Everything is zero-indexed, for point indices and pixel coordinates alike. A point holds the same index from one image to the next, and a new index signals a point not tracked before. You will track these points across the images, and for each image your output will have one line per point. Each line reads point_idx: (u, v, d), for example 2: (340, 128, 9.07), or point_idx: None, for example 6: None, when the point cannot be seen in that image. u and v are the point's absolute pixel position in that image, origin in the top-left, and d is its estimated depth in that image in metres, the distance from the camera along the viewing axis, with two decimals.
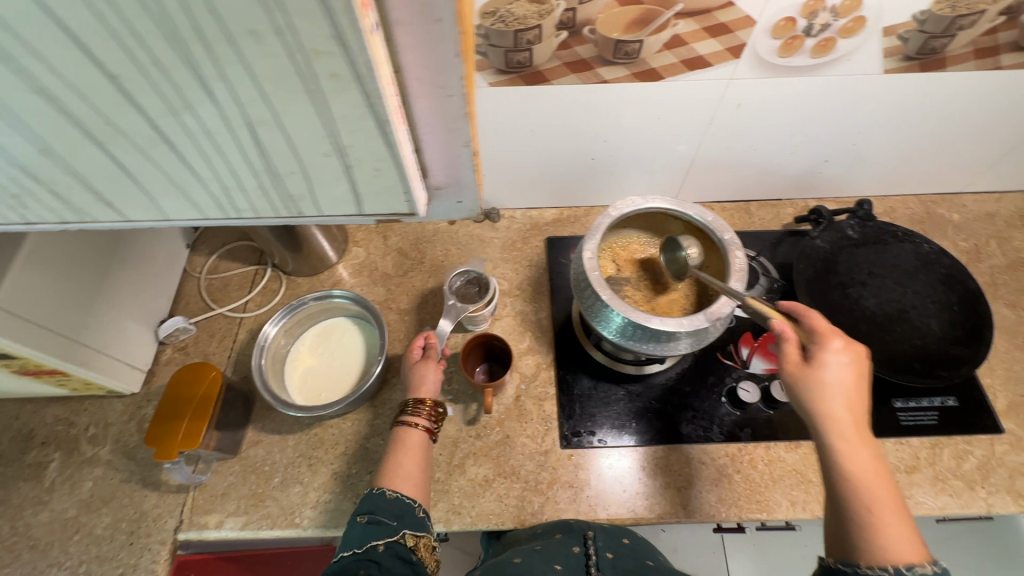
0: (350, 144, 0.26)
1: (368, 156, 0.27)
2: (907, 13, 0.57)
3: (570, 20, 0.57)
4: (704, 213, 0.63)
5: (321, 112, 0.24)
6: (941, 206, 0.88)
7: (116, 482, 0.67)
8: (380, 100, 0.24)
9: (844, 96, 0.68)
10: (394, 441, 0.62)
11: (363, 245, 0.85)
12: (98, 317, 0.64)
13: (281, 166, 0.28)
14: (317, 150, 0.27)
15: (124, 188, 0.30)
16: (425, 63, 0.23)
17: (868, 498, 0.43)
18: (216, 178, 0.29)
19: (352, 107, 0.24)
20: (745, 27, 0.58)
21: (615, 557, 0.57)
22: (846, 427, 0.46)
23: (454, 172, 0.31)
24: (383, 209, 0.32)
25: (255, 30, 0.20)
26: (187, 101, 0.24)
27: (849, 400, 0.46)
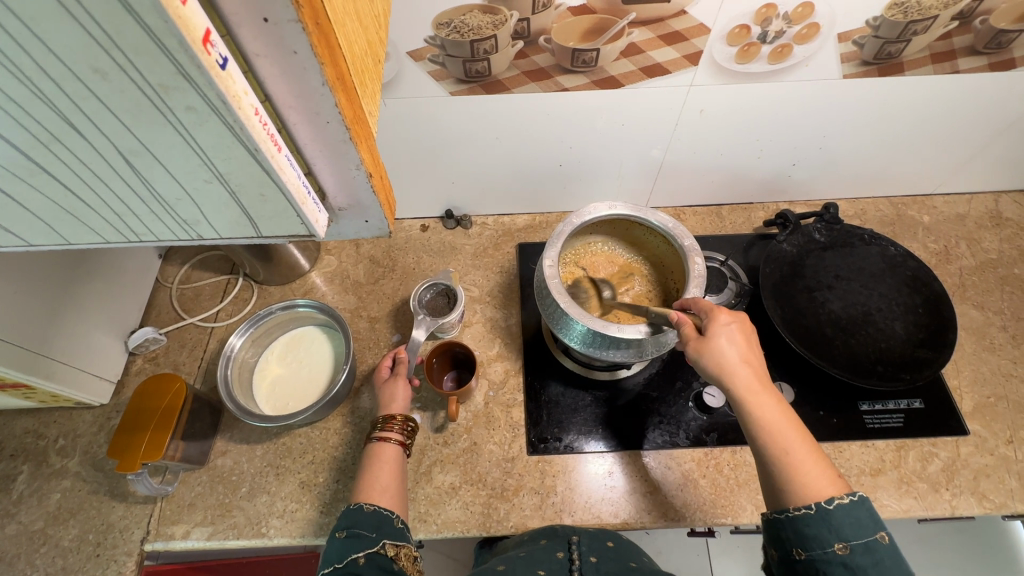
0: (228, 171, 0.26)
1: (249, 183, 0.27)
2: (860, 19, 0.57)
3: (525, 30, 0.57)
4: (664, 219, 0.63)
5: (189, 142, 0.24)
6: (911, 208, 0.88)
7: (84, 494, 0.67)
8: (245, 131, 0.24)
9: (804, 101, 0.68)
10: (367, 457, 0.63)
11: (335, 253, 0.86)
12: (63, 330, 0.65)
13: (166, 192, 0.28)
14: (197, 178, 0.27)
15: (20, 221, 0.30)
16: (293, 91, 0.24)
17: (780, 445, 0.45)
18: (106, 206, 0.29)
19: (219, 137, 0.24)
20: (700, 35, 0.58)
21: (599, 560, 0.55)
22: (750, 385, 0.48)
23: (353, 194, 0.31)
24: (282, 233, 0.32)
25: (98, 67, 0.20)
26: (54, 133, 0.24)
27: (745, 360, 0.50)
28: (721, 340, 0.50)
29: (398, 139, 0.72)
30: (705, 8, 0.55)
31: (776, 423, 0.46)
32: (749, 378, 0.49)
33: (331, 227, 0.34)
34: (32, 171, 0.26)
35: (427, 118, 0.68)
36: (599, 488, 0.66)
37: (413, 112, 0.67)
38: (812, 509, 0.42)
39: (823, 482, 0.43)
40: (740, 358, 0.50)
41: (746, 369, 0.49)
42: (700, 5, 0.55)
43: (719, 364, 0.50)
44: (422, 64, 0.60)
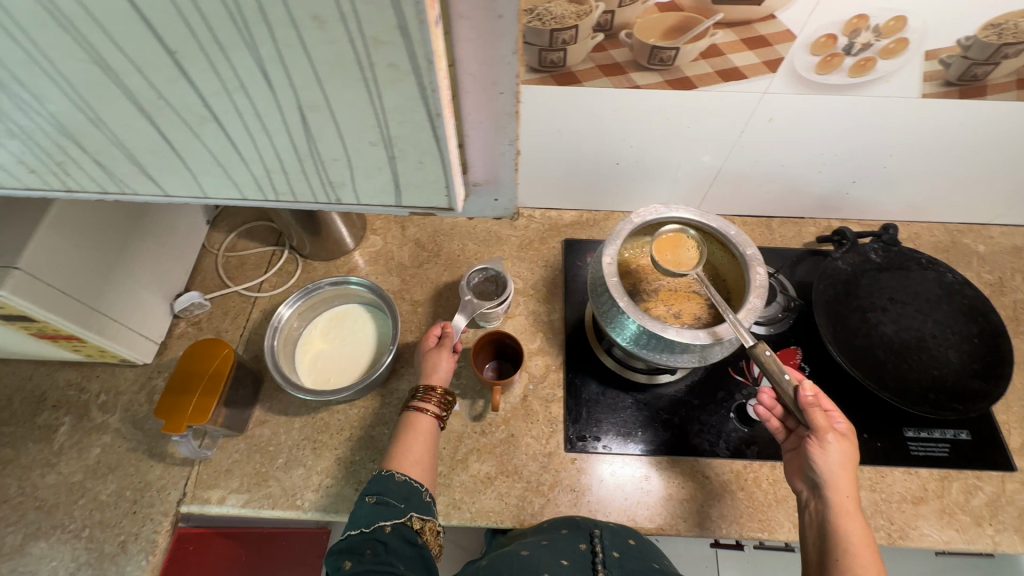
0: (398, 135, 0.27)
1: (414, 148, 0.28)
2: (951, 38, 0.56)
3: (608, 23, 0.56)
4: (726, 226, 0.63)
5: (374, 99, 0.25)
6: (967, 236, 0.87)
7: (123, 451, 0.68)
8: (433, 93, 0.25)
9: (877, 118, 0.67)
10: (403, 424, 0.63)
11: (380, 234, 0.85)
12: (116, 286, 0.65)
13: (325, 151, 0.29)
14: (363, 138, 0.28)
15: (167, 164, 0.31)
16: (480, 57, 0.25)
17: (857, 561, 0.50)
18: (259, 159, 0.30)
19: (406, 96, 0.25)
20: (783, 42, 0.57)
21: (621, 556, 0.56)
22: (846, 502, 0.54)
23: (494, 169, 0.33)
24: (421, 202, 0.33)
25: (319, 14, 0.21)
26: (242, 81, 0.24)
27: (848, 479, 0.55)
28: (833, 453, 0.56)
29: None
30: (795, 14, 0.54)
31: (854, 537, 0.52)
32: (847, 495, 0.54)
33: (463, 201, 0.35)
34: (205, 117, 0.27)
35: None
36: (635, 492, 0.66)
37: None
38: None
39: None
40: (844, 475, 0.55)
41: (848, 488, 0.54)
42: (790, 11, 0.54)
43: (823, 471, 0.55)
44: None
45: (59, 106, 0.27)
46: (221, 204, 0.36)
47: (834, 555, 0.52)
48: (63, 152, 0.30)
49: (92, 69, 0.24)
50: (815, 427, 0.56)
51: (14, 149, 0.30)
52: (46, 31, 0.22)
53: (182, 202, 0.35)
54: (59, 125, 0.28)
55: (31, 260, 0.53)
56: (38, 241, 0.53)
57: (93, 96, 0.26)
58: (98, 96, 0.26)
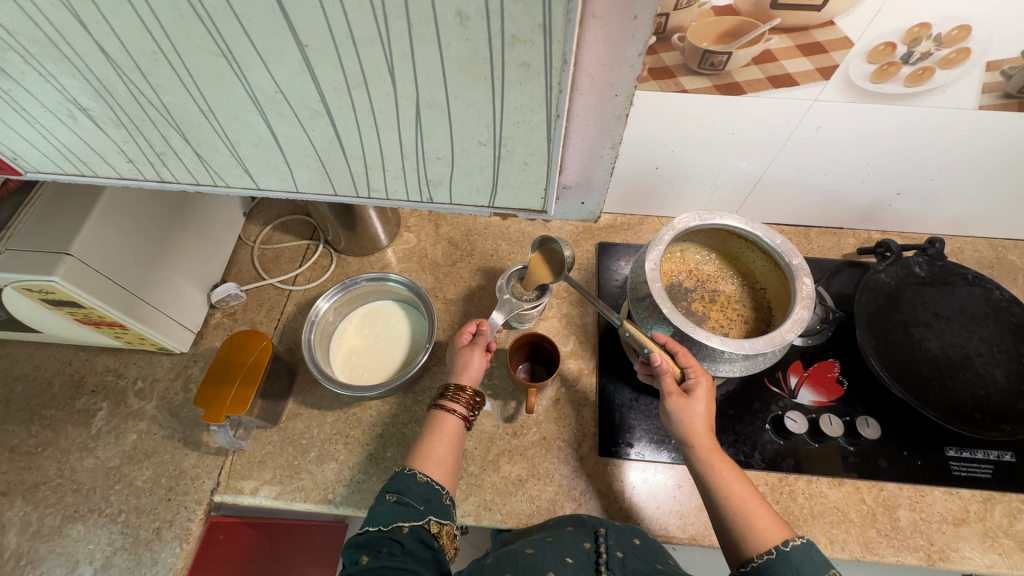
0: (510, 135, 0.29)
1: (523, 148, 0.30)
2: (1015, 49, 0.54)
3: (661, 26, 0.55)
4: (772, 235, 0.61)
5: (495, 99, 0.27)
6: (1012, 252, 0.84)
7: (158, 438, 0.68)
8: (558, 95, 0.27)
9: (931, 128, 0.65)
10: (429, 423, 0.62)
11: (414, 231, 0.85)
12: (158, 275, 0.66)
13: (432, 150, 0.31)
14: (474, 138, 0.30)
15: (267, 155, 0.33)
16: (606, 59, 0.27)
17: (740, 504, 0.49)
18: (362, 154, 0.32)
19: (529, 96, 0.27)
20: (841, 49, 0.56)
21: (625, 556, 0.55)
22: (708, 445, 0.53)
23: (587, 173, 0.36)
24: (513, 202, 0.35)
25: (463, 11, 0.23)
26: (366, 76, 0.26)
27: (706, 424, 0.54)
28: (701, 402, 0.54)
29: None
30: (855, 20, 0.53)
31: (732, 481, 0.51)
32: (707, 441, 0.53)
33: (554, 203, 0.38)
34: (321, 109, 0.29)
35: None
36: (668, 500, 0.65)
37: None
38: (774, 553, 0.46)
39: (775, 527, 0.48)
40: (704, 421, 0.54)
41: (702, 433, 0.53)
42: (851, 17, 0.53)
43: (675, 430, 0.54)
44: None
45: (177, 96, 0.29)
46: (307, 197, 0.38)
47: (720, 504, 0.50)
48: (168, 140, 0.33)
49: (219, 62, 0.26)
50: (666, 383, 0.56)
51: (116, 134, 0.33)
52: (182, 22, 0.24)
53: (269, 192, 0.38)
54: (171, 113, 0.30)
55: (81, 247, 0.54)
56: (88, 228, 0.54)
57: (216, 89, 0.28)
58: (219, 87, 0.28)
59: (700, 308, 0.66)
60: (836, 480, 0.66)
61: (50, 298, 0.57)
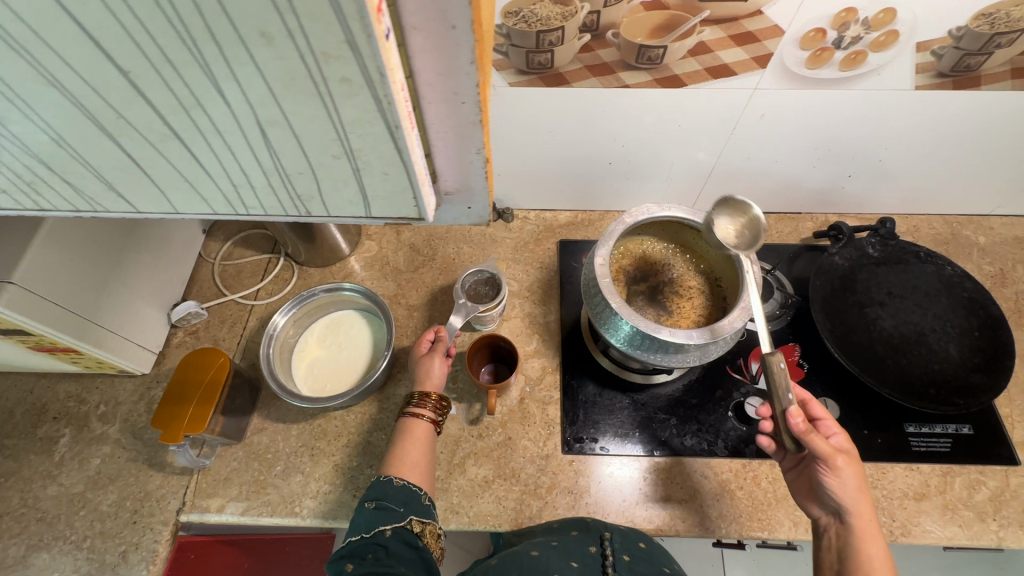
0: (361, 147, 0.28)
1: (377, 160, 0.29)
2: (942, 28, 0.55)
3: (594, 23, 0.56)
4: (719, 224, 0.62)
5: (332, 114, 0.26)
6: (967, 228, 0.86)
7: (123, 461, 0.68)
8: (392, 106, 0.25)
9: (871, 109, 0.66)
10: (400, 429, 0.63)
11: (375, 239, 0.86)
12: (112, 297, 0.65)
13: (291, 165, 0.30)
14: (326, 152, 0.28)
15: (135, 179, 0.32)
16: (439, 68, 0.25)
17: None
18: (226, 173, 0.31)
19: (364, 110, 0.25)
20: (772, 37, 0.57)
21: (632, 559, 0.57)
22: (860, 511, 0.53)
23: (464, 178, 0.33)
24: (390, 212, 0.34)
25: (266, 30, 0.21)
26: (198, 97, 0.25)
27: (861, 494, 0.53)
28: (853, 475, 0.53)
29: None
30: (783, 9, 0.54)
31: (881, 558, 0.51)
32: (868, 519, 0.52)
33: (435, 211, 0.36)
34: (167, 131, 0.28)
35: None
36: (635, 493, 0.66)
37: None
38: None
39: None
40: (858, 495, 0.53)
41: (862, 502, 0.53)
42: (777, 6, 0.53)
43: (840, 496, 0.53)
44: None
45: (22, 127, 0.28)
46: (193, 217, 0.37)
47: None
48: (32, 170, 0.32)
49: (50, 92, 0.25)
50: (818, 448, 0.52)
51: None
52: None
53: (154, 215, 0.37)
54: (25, 145, 0.29)
55: (25, 274, 0.53)
56: (30, 255, 0.53)
57: (54, 117, 0.27)
58: (60, 116, 0.27)
59: (654, 301, 0.66)
60: None
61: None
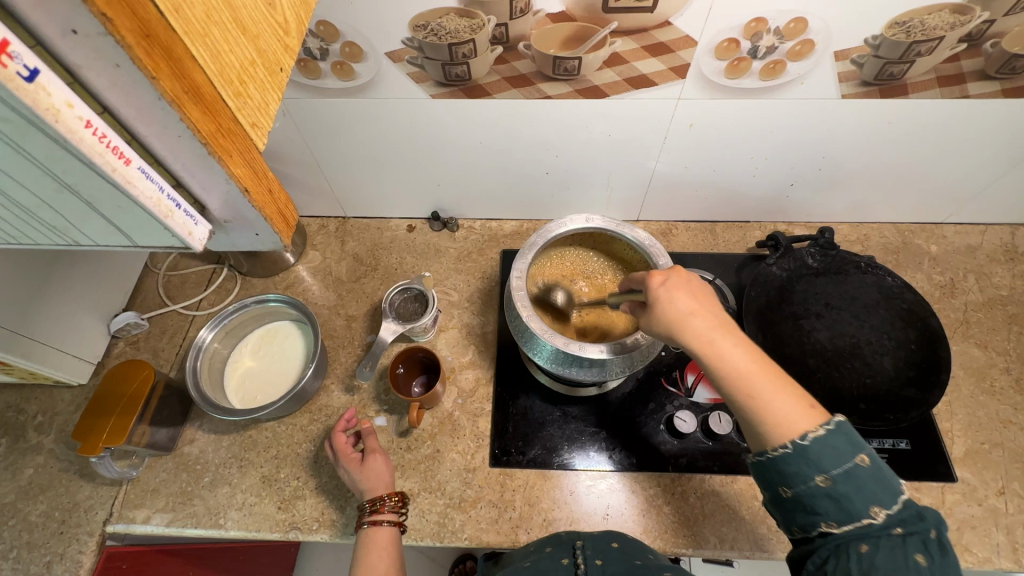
0: (77, 184, 0.22)
1: (101, 197, 0.22)
2: (858, 37, 0.54)
3: (503, 35, 0.56)
4: (639, 234, 0.61)
5: (17, 150, 0.20)
6: (919, 236, 0.84)
7: (55, 472, 0.69)
8: (76, 146, 0.19)
9: (802, 118, 0.65)
10: (360, 543, 0.58)
11: (320, 249, 0.86)
12: (44, 309, 0.66)
13: (14, 202, 0.23)
14: (38, 185, 0.22)
15: None
16: (137, 104, 0.22)
17: (753, 394, 0.42)
18: None
19: (47, 148, 0.20)
20: (685, 48, 0.56)
21: (604, 562, 0.52)
22: (694, 312, 0.45)
23: (224, 198, 0.26)
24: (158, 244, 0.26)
25: None
26: None
27: (694, 301, 0.45)
28: (671, 291, 0.46)
29: (383, 137, 0.71)
30: (690, 20, 0.53)
31: (733, 350, 0.43)
32: (703, 319, 0.44)
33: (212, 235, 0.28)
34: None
35: (410, 119, 0.68)
36: (581, 501, 0.65)
37: (397, 111, 0.66)
38: (789, 448, 0.40)
39: (800, 415, 0.41)
40: (695, 304, 0.45)
41: (705, 313, 0.44)
42: (685, 16, 0.53)
43: (666, 322, 0.45)
44: (401, 65, 0.59)
45: None
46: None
47: (721, 379, 0.43)
48: None
49: None
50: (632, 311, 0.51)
51: None
52: None
53: None
54: None
55: None
56: None
57: None
58: None
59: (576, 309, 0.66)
60: (728, 477, 0.66)
61: None
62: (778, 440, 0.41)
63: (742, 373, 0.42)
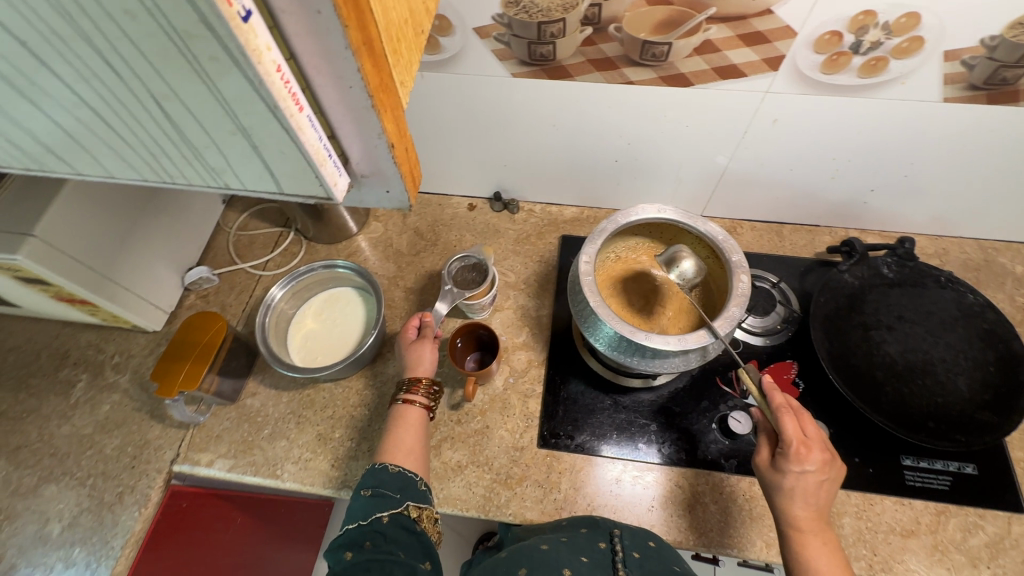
0: (253, 128, 0.23)
1: (271, 141, 0.23)
2: (973, 36, 0.51)
3: (595, 16, 0.55)
4: (715, 229, 0.60)
5: (213, 91, 0.21)
6: (1003, 255, 0.80)
7: (129, 410, 0.73)
8: (265, 86, 0.20)
9: (896, 121, 0.62)
10: (392, 416, 0.63)
11: (382, 221, 0.88)
12: (129, 256, 0.70)
13: (195, 143, 0.25)
14: (220, 128, 0.23)
15: (35, 150, 0.27)
16: (316, 54, 0.21)
17: None
18: (136, 155, 0.26)
19: (239, 89, 0.21)
20: (784, 38, 0.54)
21: (642, 557, 0.53)
22: (808, 528, 0.52)
23: (371, 156, 0.26)
24: (304, 196, 0.27)
25: (127, 9, 0.18)
26: (77, 62, 0.21)
27: (813, 503, 0.52)
28: (805, 479, 0.52)
29: (457, 113, 0.71)
30: (795, 9, 0.51)
31: (824, 561, 0.50)
32: (811, 532, 0.51)
33: (350, 192, 0.28)
34: (70, 103, 0.23)
35: (487, 96, 0.68)
36: (614, 491, 0.65)
37: (476, 88, 0.66)
38: None
39: None
40: (817, 494, 0.52)
41: (809, 512, 0.52)
42: (789, 5, 0.51)
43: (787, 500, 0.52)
44: (487, 42, 0.59)
45: None
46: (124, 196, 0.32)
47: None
48: None
49: None
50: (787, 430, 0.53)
51: None
52: None
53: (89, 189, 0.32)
54: None
55: (46, 229, 0.57)
56: (54, 210, 0.58)
57: None
58: None
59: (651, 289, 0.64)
60: None
61: (20, 275, 0.60)
62: None
63: None
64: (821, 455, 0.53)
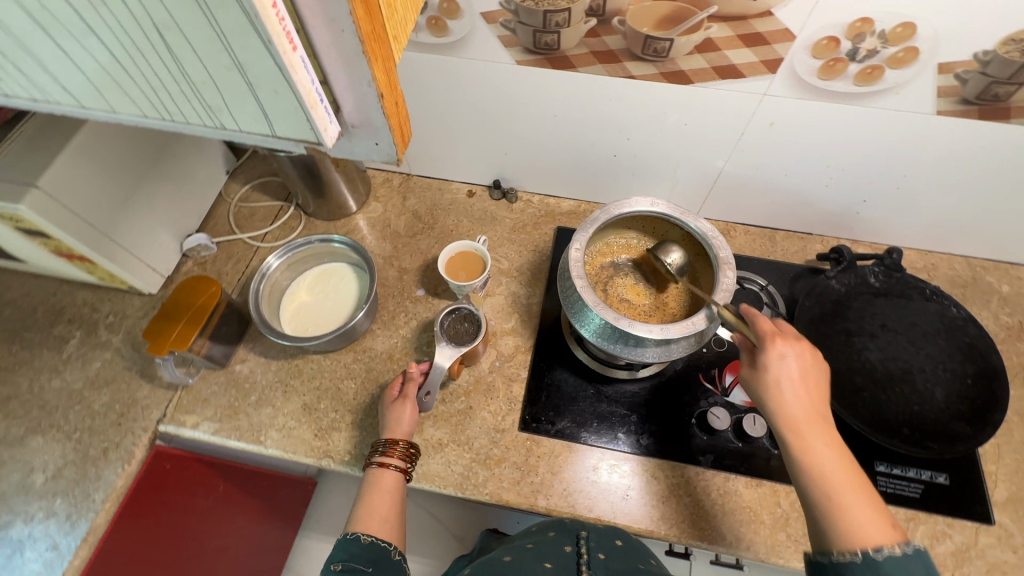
0: (248, 62, 0.24)
1: (263, 77, 0.25)
2: (967, 49, 0.52)
3: (600, 7, 0.56)
4: (704, 224, 0.60)
5: (211, 22, 0.23)
6: (990, 274, 0.81)
7: (119, 368, 0.74)
8: (261, 19, 0.22)
9: (890, 131, 0.63)
10: (365, 483, 0.61)
11: (382, 201, 0.89)
12: (130, 217, 0.71)
13: (192, 76, 0.26)
14: (216, 62, 0.25)
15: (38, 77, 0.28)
16: None
17: (836, 498, 0.44)
18: (136, 86, 0.27)
19: (237, 21, 0.22)
20: (783, 41, 0.55)
21: (607, 557, 0.55)
22: (803, 423, 0.48)
23: (361, 106, 0.27)
24: (293, 137, 0.29)
25: None
26: None
27: (804, 395, 0.49)
28: (788, 368, 0.50)
29: (463, 100, 0.73)
30: (794, 13, 0.52)
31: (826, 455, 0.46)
32: (804, 425, 0.48)
33: (340, 142, 0.30)
34: (76, 29, 0.25)
35: (492, 84, 0.69)
36: (591, 481, 0.66)
37: (480, 74, 0.67)
38: (859, 556, 0.42)
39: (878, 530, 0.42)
40: (805, 387, 0.50)
41: (803, 403, 0.49)
42: (788, 7, 0.52)
43: (776, 393, 0.50)
44: (493, 28, 0.61)
45: None
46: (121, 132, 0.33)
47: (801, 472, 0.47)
48: None
49: None
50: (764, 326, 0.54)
51: None
52: None
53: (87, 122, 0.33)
54: None
55: (49, 182, 0.59)
56: (59, 164, 0.59)
57: None
58: None
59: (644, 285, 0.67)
60: (754, 481, 0.66)
61: (21, 226, 0.61)
62: (848, 546, 0.42)
63: (827, 476, 0.45)
64: (801, 346, 0.52)
